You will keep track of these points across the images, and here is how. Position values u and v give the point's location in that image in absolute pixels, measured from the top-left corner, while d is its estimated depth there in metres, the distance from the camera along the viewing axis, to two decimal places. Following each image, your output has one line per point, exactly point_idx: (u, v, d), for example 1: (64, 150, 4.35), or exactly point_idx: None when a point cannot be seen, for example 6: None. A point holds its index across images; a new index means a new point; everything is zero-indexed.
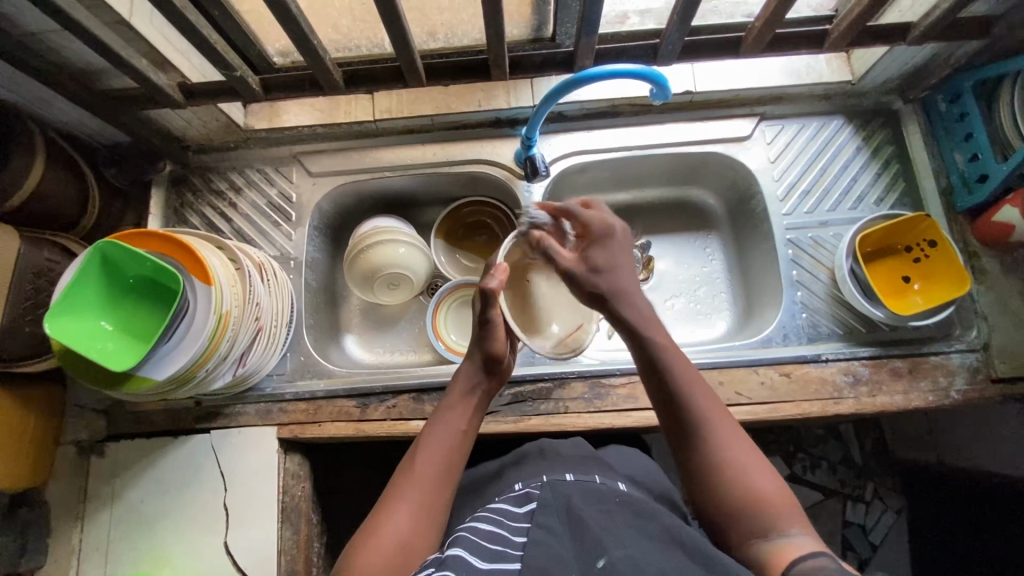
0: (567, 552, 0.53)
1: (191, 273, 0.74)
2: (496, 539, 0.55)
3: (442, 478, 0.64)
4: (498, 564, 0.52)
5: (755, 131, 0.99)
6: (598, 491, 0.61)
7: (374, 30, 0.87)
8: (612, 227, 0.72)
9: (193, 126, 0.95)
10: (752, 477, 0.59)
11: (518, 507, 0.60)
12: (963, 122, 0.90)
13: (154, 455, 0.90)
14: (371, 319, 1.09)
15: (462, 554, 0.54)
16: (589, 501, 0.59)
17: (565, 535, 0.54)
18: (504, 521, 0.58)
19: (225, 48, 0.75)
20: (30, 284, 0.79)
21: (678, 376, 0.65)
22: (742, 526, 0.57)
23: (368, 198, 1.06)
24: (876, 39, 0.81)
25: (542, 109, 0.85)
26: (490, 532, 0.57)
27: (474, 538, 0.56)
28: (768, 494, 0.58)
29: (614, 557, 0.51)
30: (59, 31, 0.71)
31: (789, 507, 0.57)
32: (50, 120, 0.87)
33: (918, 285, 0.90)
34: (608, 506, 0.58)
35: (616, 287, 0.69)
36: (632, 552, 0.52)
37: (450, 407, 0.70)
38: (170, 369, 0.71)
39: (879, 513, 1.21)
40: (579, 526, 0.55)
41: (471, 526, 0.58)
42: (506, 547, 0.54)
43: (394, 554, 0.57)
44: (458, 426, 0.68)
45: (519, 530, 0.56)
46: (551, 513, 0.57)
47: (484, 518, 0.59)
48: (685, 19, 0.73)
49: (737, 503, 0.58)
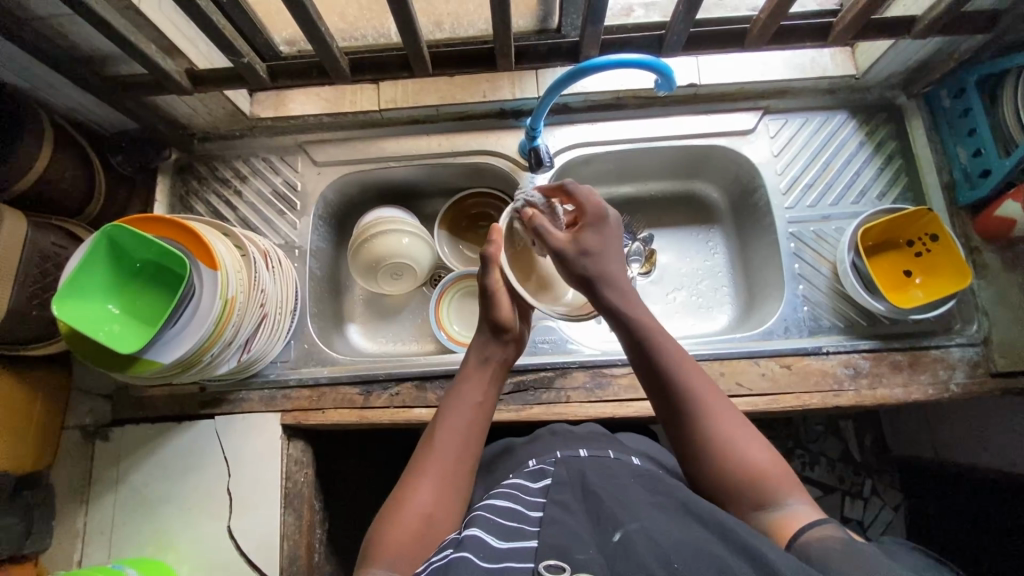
0: (583, 529, 0.54)
1: (196, 257, 0.74)
2: (512, 516, 0.57)
3: (463, 452, 0.64)
4: (516, 540, 0.53)
5: (758, 124, 0.99)
6: (613, 469, 0.63)
7: (381, 19, 0.86)
8: (606, 211, 0.70)
9: (200, 113, 0.96)
10: (752, 454, 0.59)
11: (534, 483, 0.63)
12: (966, 117, 0.90)
13: (157, 440, 0.91)
14: (374, 308, 1.09)
15: (479, 533, 0.54)
16: (602, 477, 0.61)
17: (581, 513, 0.56)
18: (519, 496, 0.60)
19: (232, 34, 0.75)
20: (37, 268, 0.80)
21: (670, 361, 0.64)
22: (744, 503, 0.57)
23: (372, 188, 1.07)
24: (881, 32, 0.81)
25: (547, 99, 0.85)
26: (506, 507, 0.59)
27: (490, 515, 0.57)
28: (767, 468, 0.58)
29: (630, 530, 0.51)
30: (69, 16, 0.72)
31: (787, 478, 0.58)
32: (58, 106, 0.88)
33: (919, 278, 0.91)
34: (621, 482, 0.60)
35: (600, 277, 0.67)
36: (647, 524, 0.52)
37: (465, 380, 0.70)
38: (176, 353, 0.71)
39: (877, 509, 1.22)
40: (593, 502, 0.57)
41: (487, 504, 0.59)
42: (523, 523, 0.56)
43: (418, 530, 0.58)
44: (474, 400, 0.68)
45: (535, 505, 0.59)
46: (567, 490, 0.60)
47: (500, 495, 0.61)
48: (691, 10, 0.74)
49: (738, 480, 0.58)
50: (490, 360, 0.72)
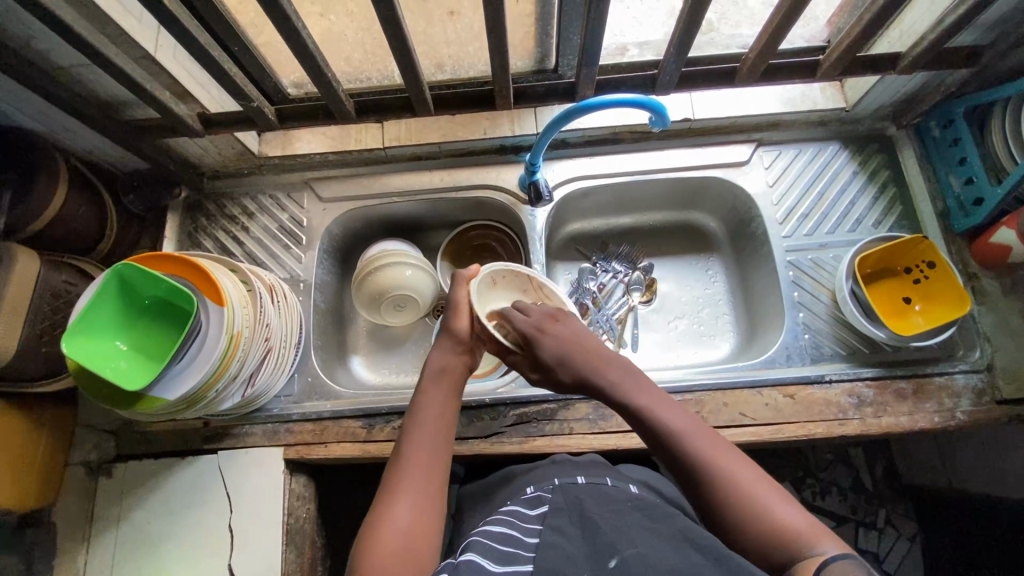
0: (580, 555, 0.53)
1: (204, 294, 0.76)
2: (508, 541, 0.57)
3: (434, 461, 0.65)
4: (511, 566, 0.53)
5: (753, 155, 1.02)
6: (609, 495, 0.62)
7: (384, 62, 0.90)
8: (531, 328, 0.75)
9: (210, 153, 0.99)
10: (775, 509, 0.57)
11: (530, 509, 0.63)
12: (956, 146, 0.92)
13: (160, 476, 0.91)
14: (376, 340, 1.10)
15: (475, 558, 0.55)
16: (600, 505, 0.59)
17: (577, 538, 0.55)
18: (515, 522, 0.60)
19: (244, 80, 0.78)
20: (48, 305, 0.82)
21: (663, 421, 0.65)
22: (780, 563, 0.54)
23: (376, 222, 1.09)
24: (867, 68, 0.84)
25: (545, 136, 0.88)
26: (503, 533, 0.59)
27: (487, 542, 0.57)
28: (792, 523, 0.55)
29: (626, 556, 0.51)
30: (86, 65, 0.75)
31: (813, 526, 0.55)
32: (73, 148, 0.91)
33: (919, 305, 0.91)
34: (619, 508, 0.59)
35: (580, 365, 0.72)
36: (644, 550, 0.52)
37: (425, 394, 0.71)
38: (181, 389, 0.72)
39: (892, 539, 1.18)
40: (591, 529, 0.56)
41: (484, 531, 0.60)
42: (518, 549, 0.55)
43: (401, 545, 0.57)
44: (437, 409, 0.70)
45: (531, 531, 0.58)
46: (563, 516, 0.59)
47: (497, 522, 0.61)
48: (681, 51, 0.77)
49: (768, 541, 0.55)
50: (443, 378, 0.72)
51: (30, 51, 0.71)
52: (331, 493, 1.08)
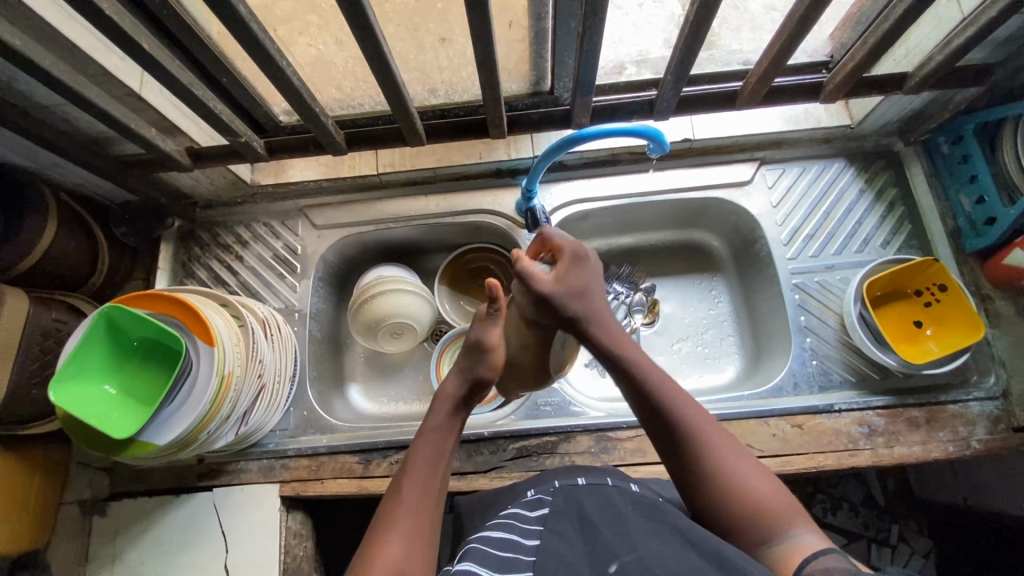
0: (578, 559, 0.51)
1: (194, 334, 0.74)
2: (508, 548, 0.55)
3: (428, 498, 0.60)
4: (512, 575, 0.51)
5: (755, 175, 0.99)
6: (610, 496, 0.58)
7: (375, 89, 0.87)
8: (585, 251, 0.69)
9: (201, 183, 0.97)
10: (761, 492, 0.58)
11: (531, 510, 0.60)
12: (966, 163, 0.89)
13: (154, 515, 0.89)
14: (375, 367, 1.08)
15: (473, 569, 0.52)
16: (600, 507, 0.57)
17: (578, 541, 0.53)
18: (515, 525, 0.58)
19: (231, 116, 0.76)
20: (37, 345, 0.81)
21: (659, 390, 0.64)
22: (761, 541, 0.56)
23: (373, 248, 1.07)
24: (873, 88, 0.81)
25: (542, 162, 0.86)
26: (502, 538, 0.57)
27: (486, 549, 0.55)
28: (779, 508, 0.57)
29: (626, 561, 0.49)
30: (70, 104, 0.73)
31: (797, 511, 0.57)
32: (61, 183, 0.89)
33: (930, 329, 0.88)
34: (619, 509, 0.56)
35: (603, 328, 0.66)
36: (645, 554, 0.49)
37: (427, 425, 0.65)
38: (171, 434, 0.70)
39: (906, 557, 1.15)
40: (590, 532, 0.53)
41: (483, 537, 0.58)
42: (517, 553, 0.53)
43: None
44: (439, 442, 0.64)
45: (531, 533, 0.56)
46: (564, 518, 0.56)
47: (496, 529, 0.59)
48: (679, 77, 0.75)
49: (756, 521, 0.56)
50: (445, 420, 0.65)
51: (12, 94, 0.69)
52: (331, 523, 1.07)
